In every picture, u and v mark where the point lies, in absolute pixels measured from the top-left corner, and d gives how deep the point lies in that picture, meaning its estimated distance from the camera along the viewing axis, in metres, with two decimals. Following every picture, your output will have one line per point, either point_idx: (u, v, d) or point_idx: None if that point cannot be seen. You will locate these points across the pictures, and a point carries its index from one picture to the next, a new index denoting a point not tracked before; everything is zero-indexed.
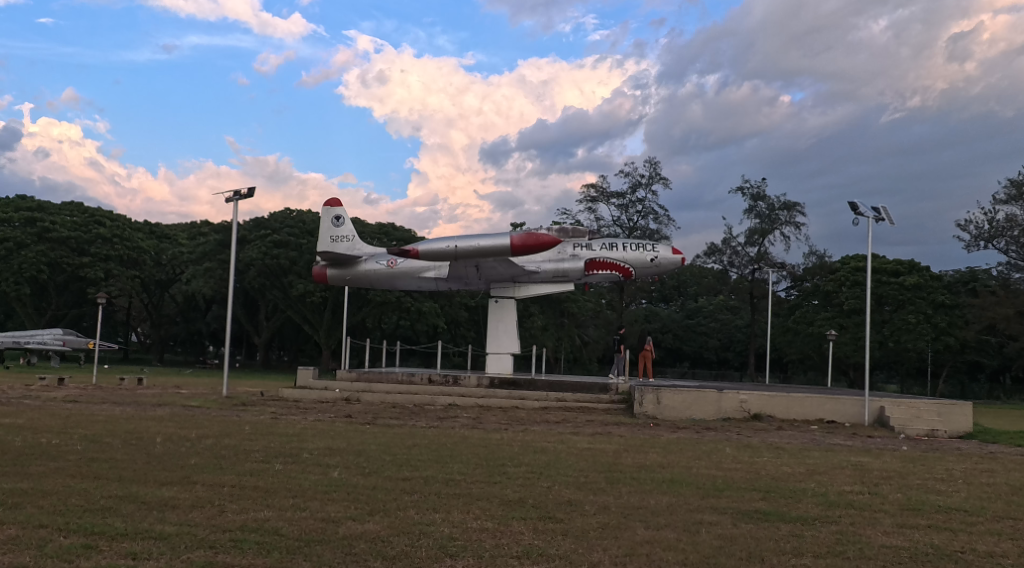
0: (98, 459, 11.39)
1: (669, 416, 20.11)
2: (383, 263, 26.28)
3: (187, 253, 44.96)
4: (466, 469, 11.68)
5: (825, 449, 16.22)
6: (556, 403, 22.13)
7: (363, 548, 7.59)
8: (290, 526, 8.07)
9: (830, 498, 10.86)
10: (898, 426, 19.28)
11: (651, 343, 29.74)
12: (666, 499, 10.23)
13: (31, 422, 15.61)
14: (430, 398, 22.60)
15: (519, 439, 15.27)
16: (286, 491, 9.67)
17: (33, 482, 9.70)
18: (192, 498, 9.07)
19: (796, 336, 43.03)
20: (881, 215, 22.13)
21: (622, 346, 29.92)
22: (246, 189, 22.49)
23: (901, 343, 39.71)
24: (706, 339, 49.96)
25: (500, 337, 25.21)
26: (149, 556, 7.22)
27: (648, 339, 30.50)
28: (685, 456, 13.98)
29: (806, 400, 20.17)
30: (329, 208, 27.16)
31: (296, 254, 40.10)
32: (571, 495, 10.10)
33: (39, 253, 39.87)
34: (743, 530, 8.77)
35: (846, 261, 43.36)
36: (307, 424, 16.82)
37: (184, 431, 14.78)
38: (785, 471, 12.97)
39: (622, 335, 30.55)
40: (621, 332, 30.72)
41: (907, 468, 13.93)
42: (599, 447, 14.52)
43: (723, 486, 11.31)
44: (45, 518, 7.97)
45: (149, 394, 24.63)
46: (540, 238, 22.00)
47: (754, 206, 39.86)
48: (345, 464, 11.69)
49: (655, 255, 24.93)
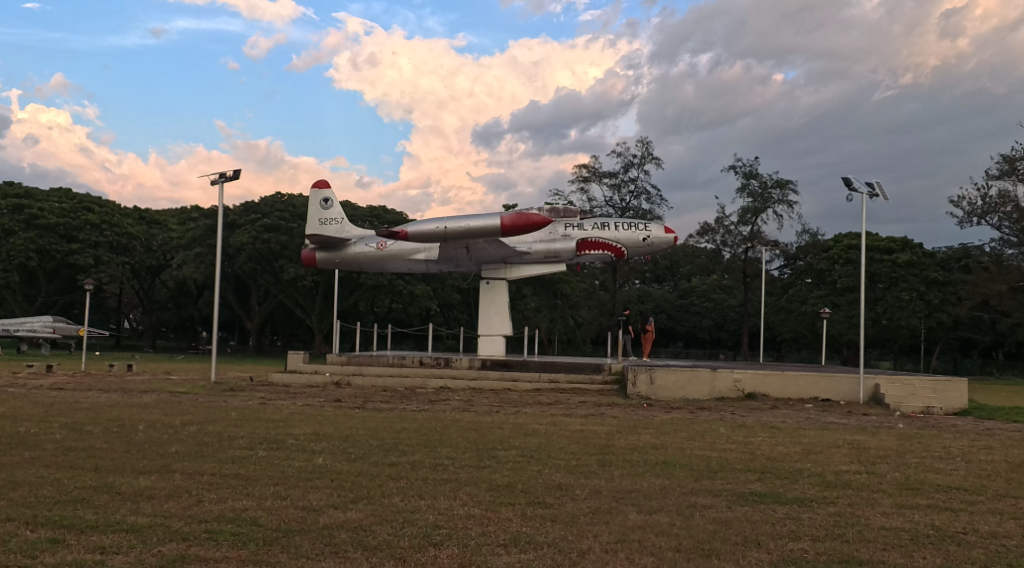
0: (76, 449, 11.08)
1: (662, 396, 19.90)
2: (373, 245, 25.90)
3: (176, 239, 44.55)
4: (455, 453, 11.41)
5: (820, 428, 15.99)
6: (548, 385, 21.88)
7: (343, 539, 7.30)
8: (269, 516, 7.77)
9: (827, 478, 10.62)
10: (893, 403, 19.07)
11: (653, 322, 29.48)
12: (659, 482, 9.96)
13: (13, 411, 15.28)
14: (421, 381, 22.33)
15: (511, 421, 14.97)
16: (267, 479, 9.37)
17: (6, 473, 9.38)
18: (169, 487, 8.75)
19: (790, 316, 42.83)
20: (874, 192, 21.87)
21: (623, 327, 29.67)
22: (231, 171, 22.11)
23: (894, 321, 39.55)
24: (699, 319, 49.86)
25: (493, 319, 24.88)
26: (118, 550, 6.91)
27: (650, 319, 30.18)
28: (679, 437, 13.74)
29: (801, 378, 19.94)
30: (317, 190, 26.78)
31: (287, 238, 39.69)
32: (561, 479, 9.84)
33: (28, 240, 39.39)
34: (738, 513, 8.50)
35: (838, 239, 43.23)
36: (296, 408, 16.64)
37: (168, 418, 14.45)
38: (779, 451, 12.72)
39: (625, 316, 30.28)
40: (626, 314, 30.46)
41: (903, 446, 13.71)
42: (591, 428, 14.28)
43: (717, 467, 11.06)
44: (14, 511, 7.65)
45: (138, 381, 24.28)
46: (531, 218, 21.61)
47: (746, 184, 39.59)
48: (331, 450, 11.43)
49: (648, 235, 24.67)
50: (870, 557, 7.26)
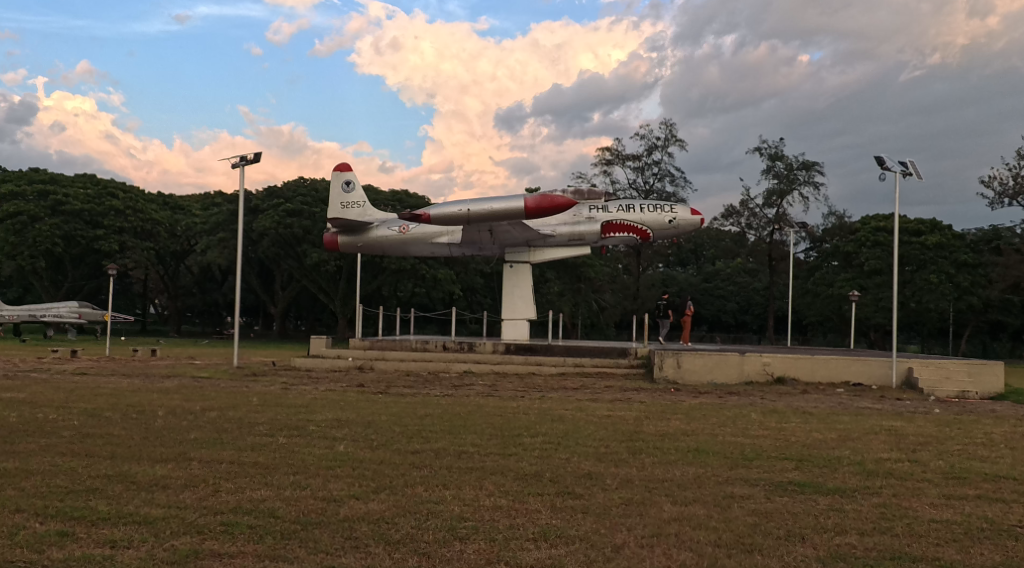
0: (94, 436, 10.83)
1: (689, 380, 19.46)
2: (395, 229, 25.52)
3: (200, 223, 44.42)
4: (479, 440, 11.07)
5: (854, 413, 15.53)
6: (573, 369, 21.51)
7: (364, 532, 6.97)
8: (288, 507, 7.45)
9: (867, 466, 10.19)
10: (926, 388, 18.57)
11: (692, 307, 28.77)
12: (692, 470, 9.58)
13: (34, 396, 15.09)
14: (445, 365, 22.05)
15: (535, 407, 14.60)
16: (287, 468, 9.07)
17: (20, 461, 9.13)
18: (185, 476, 8.46)
19: (816, 299, 42.20)
20: (907, 170, 21.26)
21: (660, 311, 29.11)
22: (251, 153, 21.80)
23: (923, 304, 38.82)
24: (724, 303, 49.30)
25: (516, 303, 24.44)
26: (129, 544, 6.62)
27: (687, 303, 29.57)
28: (709, 423, 13.30)
29: (831, 362, 19.47)
30: (339, 172, 26.53)
31: (309, 223, 39.49)
32: (591, 468, 9.47)
33: (53, 226, 39.38)
34: (778, 504, 8.09)
35: (866, 221, 42.47)
36: (318, 393, 16.42)
37: (188, 403, 14.20)
38: (815, 438, 12.29)
39: (665, 300, 29.62)
40: (664, 297, 29.78)
41: (943, 433, 13.21)
42: (619, 414, 13.88)
43: (752, 455, 10.63)
44: (25, 502, 7.37)
45: (161, 366, 24.21)
46: (555, 200, 21.18)
47: (772, 166, 38.93)
48: (353, 437, 11.12)
49: (674, 217, 24.14)
50: (923, 553, 6.82)
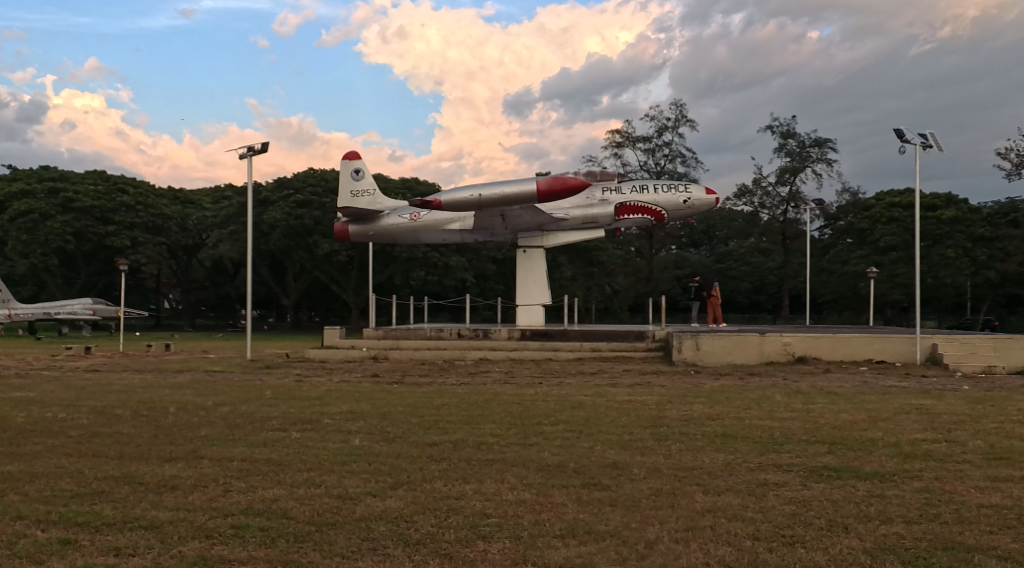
0: (103, 435, 10.55)
1: (709, 362, 18.93)
2: (406, 216, 25.13)
3: (211, 217, 44.18)
4: (499, 430, 10.69)
5: (880, 392, 15.11)
6: (590, 354, 21.09)
7: (382, 532, 6.62)
8: (302, 507, 7.10)
9: (904, 448, 9.74)
10: (952, 364, 18.16)
11: (719, 288, 28.27)
12: (721, 457, 9.20)
13: (45, 395, 14.82)
14: (460, 353, 21.69)
15: (554, 393, 14.23)
16: (301, 464, 8.72)
17: (25, 464, 8.82)
18: (195, 476, 8.13)
19: (831, 277, 41.64)
20: (928, 143, 20.74)
21: (687, 294, 28.66)
22: (259, 143, 21.42)
23: (939, 279, 38.23)
24: (738, 283, 48.79)
25: (530, 288, 23.99)
26: (134, 552, 6.28)
27: (714, 286, 29.03)
28: (733, 406, 12.91)
29: (853, 340, 19.01)
30: (348, 161, 26.17)
31: (320, 214, 39.17)
32: (615, 457, 9.08)
33: (65, 223, 39.13)
34: (814, 491, 7.70)
35: (881, 197, 41.83)
36: (331, 385, 16.07)
37: (200, 399, 13.87)
38: (844, 419, 11.84)
39: (695, 283, 29.11)
40: (694, 281, 29.28)
41: (977, 411, 12.73)
42: (640, 399, 13.48)
43: (780, 439, 10.23)
44: (26, 508, 7.04)
45: (175, 360, 24.01)
46: (568, 182, 20.72)
47: (784, 143, 38.33)
48: (368, 430, 10.77)
49: (688, 197, 23.70)
50: (978, 542, 6.42)
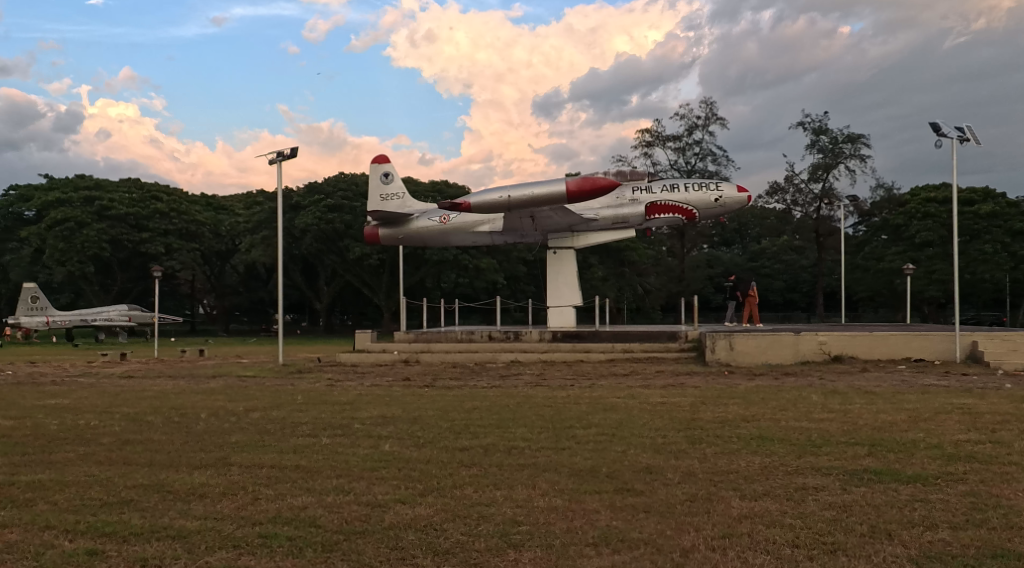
0: (135, 442, 10.54)
1: (743, 362, 18.64)
2: (436, 219, 25.08)
3: (243, 223, 44.47)
4: (530, 434, 10.55)
5: (919, 391, 14.78)
6: (622, 355, 20.88)
7: (411, 541, 6.51)
8: (331, 515, 7.00)
9: (946, 450, 9.47)
10: (993, 361, 17.77)
11: (756, 287, 27.90)
12: (758, 460, 8.98)
13: (79, 402, 14.89)
14: (491, 356, 21.57)
15: (586, 396, 14.05)
16: (330, 471, 8.63)
17: (56, 472, 8.82)
18: (224, 484, 8.06)
19: (866, 274, 41.07)
20: (964, 136, 20.33)
21: (722, 294, 28.33)
22: (288, 149, 21.45)
23: (977, 275, 37.55)
24: (771, 281, 48.28)
25: (561, 289, 23.80)
26: (160, 563, 6.22)
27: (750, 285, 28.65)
28: (769, 407, 12.66)
29: (891, 338, 18.65)
30: (377, 165, 26.17)
31: (351, 218, 39.28)
32: (649, 461, 8.90)
33: (100, 231, 39.51)
34: (855, 495, 7.48)
35: (916, 192, 41.17)
36: (362, 390, 16.03)
37: (232, 405, 13.87)
38: (884, 420, 11.56)
39: (731, 282, 28.76)
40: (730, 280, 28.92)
41: (1022, 410, 12.38)
42: (673, 400, 13.28)
43: (819, 441, 9.99)
44: (54, 518, 7.00)
45: (208, 365, 24.11)
46: (597, 182, 20.53)
47: (816, 140, 37.84)
48: (398, 435, 10.67)
49: (720, 195, 23.45)
50: None
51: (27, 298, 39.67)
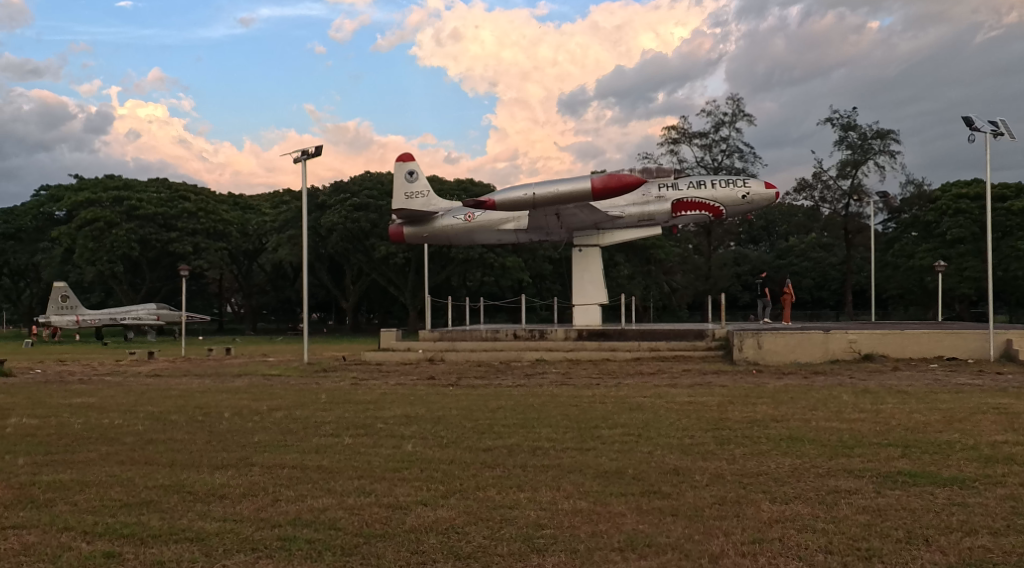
0: (158, 442, 10.48)
1: (772, 360, 18.33)
2: (461, 217, 24.95)
3: (270, 222, 44.60)
4: (555, 434, 10.37)
5: (953, 391, 14.43)
6: (648, 354, 20.65)
7: (432, 545, 6.37)
8: (351, 517, 6.88)
9: (983, 452, 9.20)
10: None
11: (789, 285, 27.46)
12: (788, 462, 8.75)
13: (104, 401, 14.90)
14: (516, 354, 21.40)
15: (612, 395, 13.85)
16: (352, 471, 8.51)
17: (78, 472, 8.75)
18: (244, 485, 7.95)
19: (896, 272, 40.49)
20: (998, 130, 19.91)
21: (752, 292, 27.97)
22: (313, 147, 21.39)
23: (1010, 272, 36.89)
24: (800, 279, 47.76)
25: (587, 288, 23.58)
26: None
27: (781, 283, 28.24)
28: (799, 407, 12.40)
29: (924, 336, 18.30)
30: (402, 163, 26.08)
31: (376, 217, 39.27)
32: (676, 463, 8.71)
33: (129, 231, 39.73)
34: (889, 499, 7.27)
35: (948, 188, 40.53)
36: (386, 388, 15.94)
37: (256, 404, 13.79)
38: (918, 421, 11.27)
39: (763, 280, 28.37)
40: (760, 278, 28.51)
41: None
42: (700, 400, 13.04)
43: (851, 442, 9.74)
44: (73, 520, 6.93)
45: (234, 364, 24.11)
46: (623, 179, 20.31)
47: (845, 136, 37.35)
48: (420, 435, 10.54)
49: (747, 192, 23.14)
50: None
51: (57, 297, 40.13)
